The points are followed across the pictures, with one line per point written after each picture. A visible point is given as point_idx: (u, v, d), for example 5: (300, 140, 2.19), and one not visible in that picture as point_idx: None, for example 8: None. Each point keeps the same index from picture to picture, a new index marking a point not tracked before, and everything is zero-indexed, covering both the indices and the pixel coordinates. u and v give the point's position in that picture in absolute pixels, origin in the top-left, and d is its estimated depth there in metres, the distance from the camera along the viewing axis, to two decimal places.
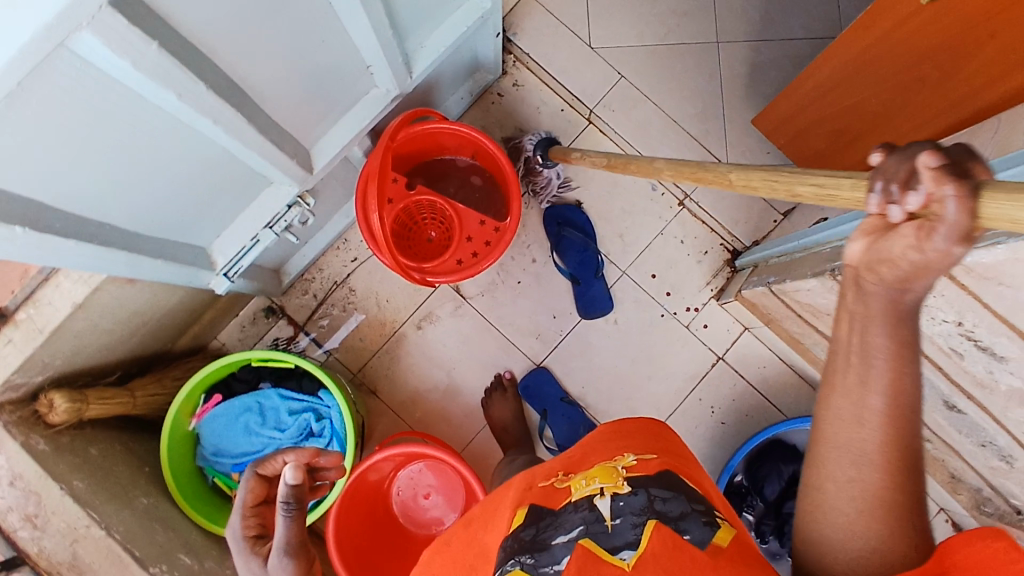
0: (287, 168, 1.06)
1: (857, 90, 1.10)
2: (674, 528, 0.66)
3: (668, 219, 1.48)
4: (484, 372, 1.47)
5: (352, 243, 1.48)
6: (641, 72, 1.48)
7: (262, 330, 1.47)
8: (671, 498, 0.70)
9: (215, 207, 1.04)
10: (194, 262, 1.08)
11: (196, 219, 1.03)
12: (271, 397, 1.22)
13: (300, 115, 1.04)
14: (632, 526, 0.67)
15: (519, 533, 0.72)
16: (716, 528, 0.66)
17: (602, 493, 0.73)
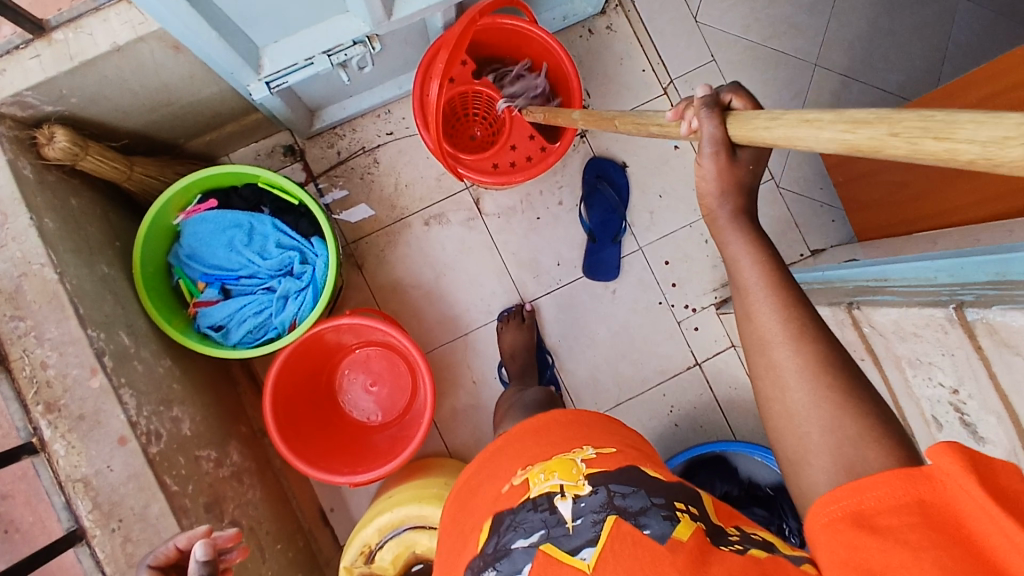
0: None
1: None
2: (633, 523, 0.65)
3: (701, 215, 1.47)
4: (471, 290, 1.45)
5: (394, 117, 1.45)
6: (733, 64, 1.45)
7: (275, 164, 1.43)
8: (630, 493, 0.68)
9: (284, 6, 0.99)
10: (244, 55, 1.04)
11: (263, 10, 0.98)
12: (264, 224, 1.17)
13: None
14: (592, 524, 0.66)
15: (484, 549, 0.70)
16: (676, 522, 0.65)
17: (563, 493, 0.70)
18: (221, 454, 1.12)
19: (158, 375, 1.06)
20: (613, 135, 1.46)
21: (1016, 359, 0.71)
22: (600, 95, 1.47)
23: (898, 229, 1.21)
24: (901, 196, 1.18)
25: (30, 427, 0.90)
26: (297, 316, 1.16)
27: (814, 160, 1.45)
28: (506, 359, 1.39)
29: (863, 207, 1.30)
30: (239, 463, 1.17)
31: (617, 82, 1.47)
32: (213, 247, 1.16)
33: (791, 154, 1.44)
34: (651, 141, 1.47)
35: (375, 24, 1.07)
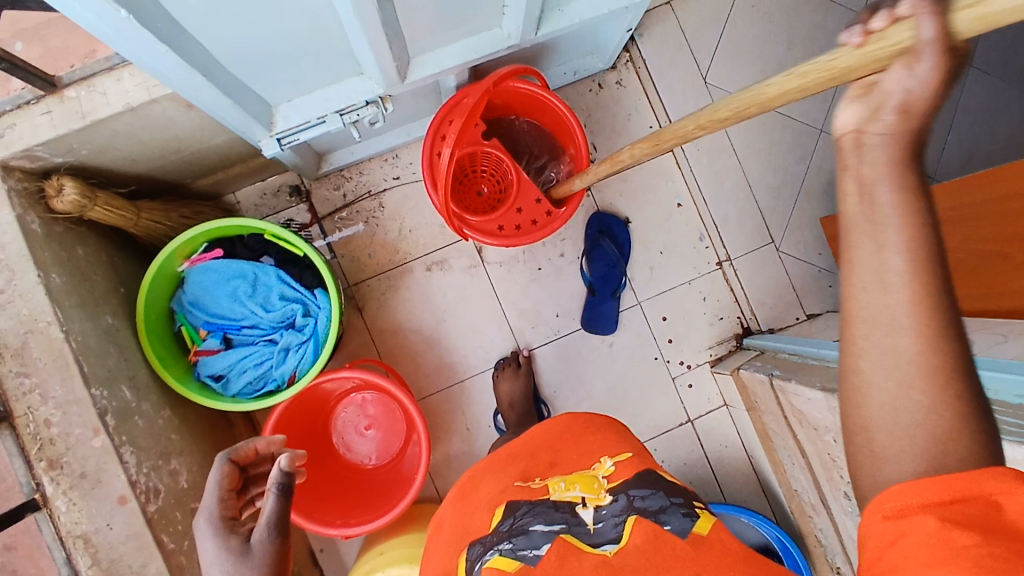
0: (385, 67, 1.02)
1: None
2: (654, 521, 0.69)
3: (701, 273, 1.48)
4: (470, 336, 1.46)
5: (401, 162, 1.46)
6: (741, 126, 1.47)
7: (280, 203, 1.44)
8: (649, 495, 0.72)
9: (299, 70, 1.00)
10: (257, 115, 1.04)
11: (280, 74, 0.99)
12: (268, 274, 1.18)
13: (423, 19, 1.00)
14: (615, 524, 0.70)
15: (497, 527, 0.73)
16: (695, 519, 0.69)
17: (584, 504, 0.74)
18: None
19: (158, 427, 1.07)
20: (617, 190, 1.48)
21: None
22: (608, 149, 1.48)
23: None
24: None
25: (32, 483, 0.91)
26: (297, 370, 1.16)
27: (814, 224, 1.46)
28: (501, 405, 1.40)
29: None
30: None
31: (624, 136, 1.48)
32: (216, 296, 1.17)
33: (792, 218, 1.46)
34: (655, 197, 1.48)
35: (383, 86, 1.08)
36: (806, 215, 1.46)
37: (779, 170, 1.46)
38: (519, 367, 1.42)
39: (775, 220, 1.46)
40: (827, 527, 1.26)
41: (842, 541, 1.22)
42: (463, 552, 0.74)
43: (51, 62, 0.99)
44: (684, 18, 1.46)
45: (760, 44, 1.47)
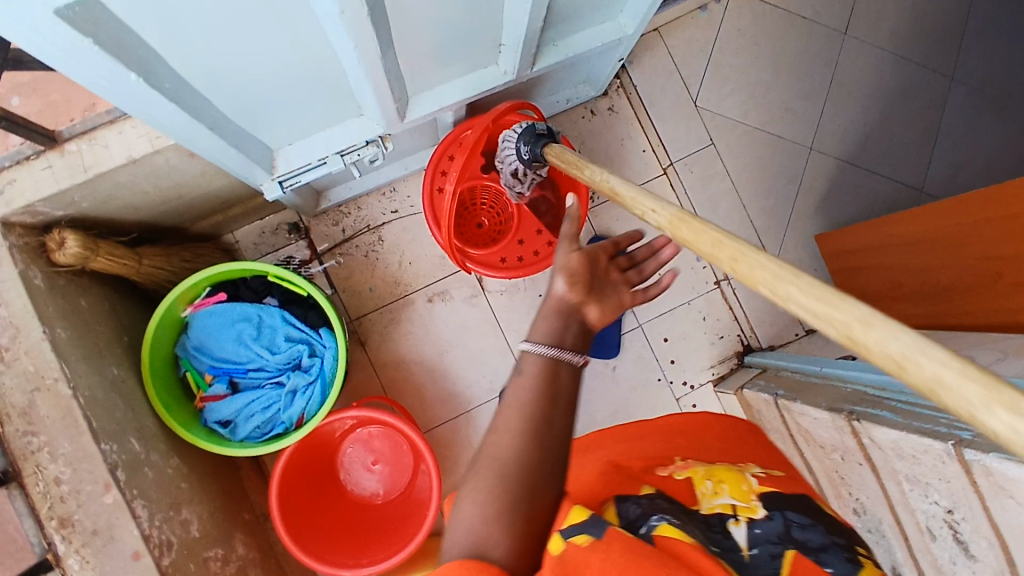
0: (386, 107, 1.03)
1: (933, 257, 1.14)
2: (814, 561, 0.60)
3: (699, 293, 1.50)
4: (473, 366, 1.46)
5: (398, 195, 1.46)
6: (733, 148, 1.49)
7: (279, 241, 1.44)
8: (809, 527, 0.63)
9: (301, 114, 1.00)
10: (259, 159, 1.04)
11: (284, 119, 0.99)
12: (272, 315, 1.17)
13: (422, 60, 1.02)
14: (772, 558, 0.61)
15: (653, 500, 0.67)
16: (862, 566, 0.59)
17: (737, 517, 0.66)
18: (226, 551, 1.12)
19: (167, 477, 1.06)
20: (614, 215, 1.49)
21: (1009, 501, 0.74)
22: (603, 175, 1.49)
23: (900, 323, 1.25)
24: (901, 293, 1.22)
25: (44, 542, 0.90)
26: (305, 411, 1.16)
27: (808, 242, 1.49)
28: None
29: (859, 294, 1.35)
30: (244, 555, 1.17)
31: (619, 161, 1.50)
32: (221, 339, 1.16)
33: (786, 236, 1.48)
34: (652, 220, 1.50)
35: (381, 125, 1.09)
36: (799, 233, 1.49)
37: (771, 190, 1.49)
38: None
39: (770, 239, 1.48)
40: None
41: None
42: (611, 505, 0.67)
43: (49, 116, 0.99)
44: (673, 45, 1.49)
45: (748, 68, 1.50)
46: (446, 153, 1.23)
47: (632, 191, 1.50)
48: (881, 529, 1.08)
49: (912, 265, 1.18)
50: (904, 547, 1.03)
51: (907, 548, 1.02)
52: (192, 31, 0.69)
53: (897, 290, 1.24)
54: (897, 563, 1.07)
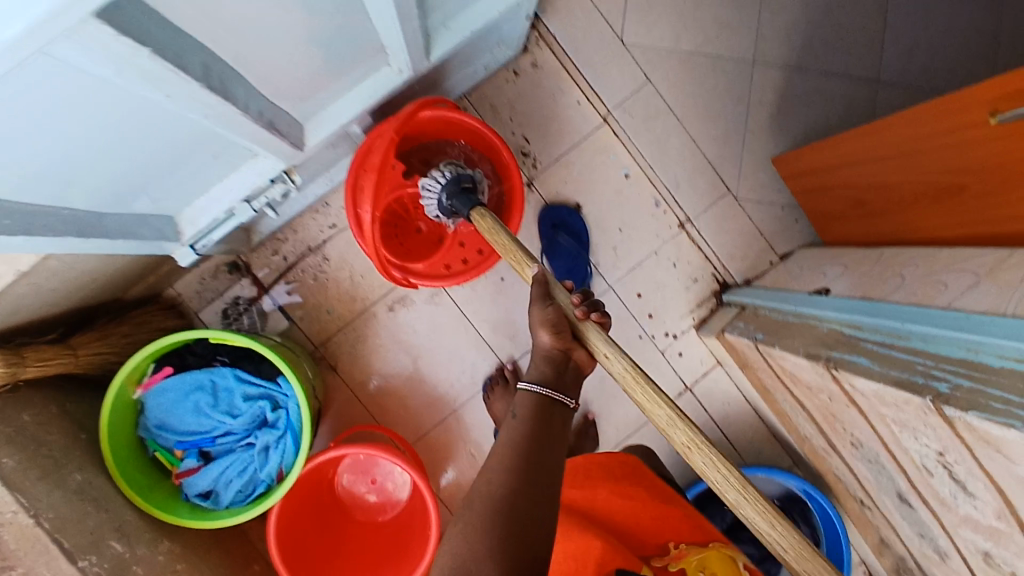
0: (277, 147, 0.94)
1: (888, 174, 1.06)
2: None
3: (664, 240, 1.43)
4: (450, 365, 1.43)
5: (333, 208, 1.38)
6: (673, 79, 1.39)
7: (221, 284, 1.38)
8: None
9: (186, 178, 0.92)
10: (159, 233, 0.98)
11: (170, 187, 0.91)
12: (225, 377, 1.13)
13: (310, 89, 0.92)
14: None
15: None
16: None
17: None
18: None
19: (160, 565, 1.04)
20: (561, 178, 1.41)
21: (996, 455, 0.70)
22: (541, 139, 1.40)
23: (868, 240, 1.18)
24: (864, 209, 1.16)
25: None
26: (283, 464, 1.14)
27: (767, 163, 1.41)
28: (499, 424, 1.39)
29: (827, 214, 1.28)
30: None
31: (555, 120, 1.40)
32: (180, 412, 1.13)
33: (744, 162, 1.40)
34: (601, 176, 1.41)
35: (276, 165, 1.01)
36: (756, 156, 1.40)
37: (720, 117, 1.39)
38: (508, 384, 1.39)
39: (726, 170, 1.40)
40: (842, 466, 1.26)
41: (859, 478, 1.22)
42: None
43: None
44: None
45: None
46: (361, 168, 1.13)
47: (574, 148, 1.40)
48: (879, 461, 1.06)
49: (869, 182, 1.11)
50: (904, 478, 1.01)
51: (908, 479, 1.00)
52: (20, 162, 0.61)
53: (862, 208, 1.16)
54: (901, 490, 1.06)
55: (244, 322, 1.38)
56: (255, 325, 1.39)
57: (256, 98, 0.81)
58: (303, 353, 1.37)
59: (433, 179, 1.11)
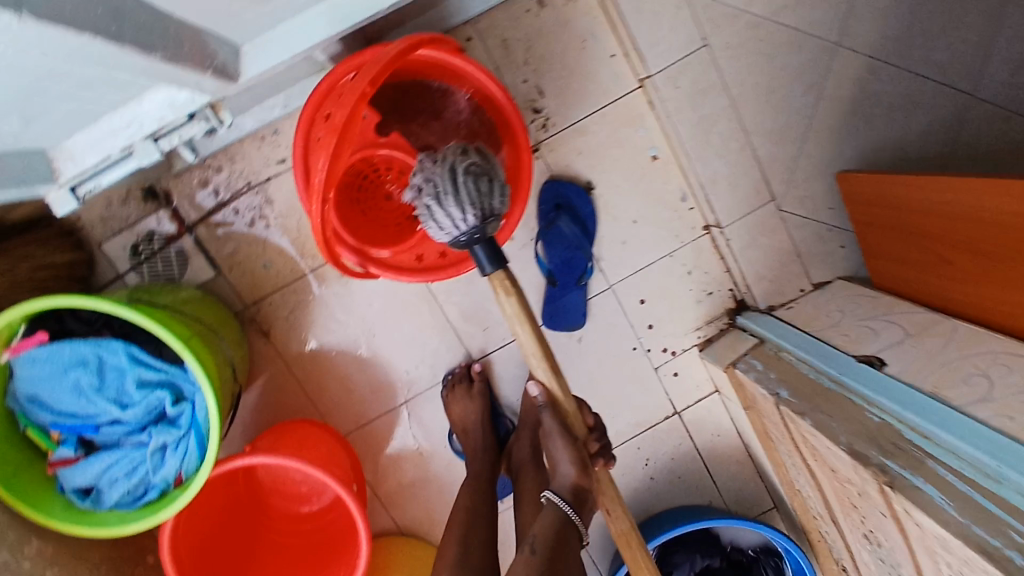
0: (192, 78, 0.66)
1: (977, 240, 0.86)
2: None
3: (683, 241, 1.19)
4: (407, 350, 1.19)
5: (284, 140, 1.08)
6: (734, 49, 1.10)
7: (132, 211, 1.08)
8: None
9: (54, 108, 0.63)
10: (23, 172, 0.70)
11: (26, 121, 0.63)
12: (118, 355, 0.88)
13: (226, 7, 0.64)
14: None
15: None
16: None
17: None
18: None
19: None
20: (575, 148, 1.14)
21: None
22: (559, 94, 1.11)
23: (932, 301, 0.99)
24: (936, 267, 0.96)
25: None
26: (183, 470, 0.91)
27: (826, 173, 1.15)
28: (456, 430, 1.19)
29: (887, 254, 1.08)
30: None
31: (580, 74, 1.12)
32: (57, 387, 0.87)
33: (798, 165, 1.14)
34: (624, 152, 1.15)
35: (197, 98, 0.73)
36: (815, 160, 1.14)
37: (781, 105, 1.12)
38: (472, 385, 1.18)
39: (776, 171, 1.14)
40: (837, 539, 1.10)
41: (854, 559, 1.07)
42: None
43: None
44: None
45: None
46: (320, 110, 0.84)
47: (595, 114, 1.14)
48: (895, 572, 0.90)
49: (953, 241, 0.91)
50: None
51: None
52: None
53: (933, 264, 0.97)
54: None
55: (159, 264, 1.09)
56: (172, 268, 1.10)
57: (129, 17, 0.54)
58: (227, 314, 1.10)
59: (446, 209, 0.79)
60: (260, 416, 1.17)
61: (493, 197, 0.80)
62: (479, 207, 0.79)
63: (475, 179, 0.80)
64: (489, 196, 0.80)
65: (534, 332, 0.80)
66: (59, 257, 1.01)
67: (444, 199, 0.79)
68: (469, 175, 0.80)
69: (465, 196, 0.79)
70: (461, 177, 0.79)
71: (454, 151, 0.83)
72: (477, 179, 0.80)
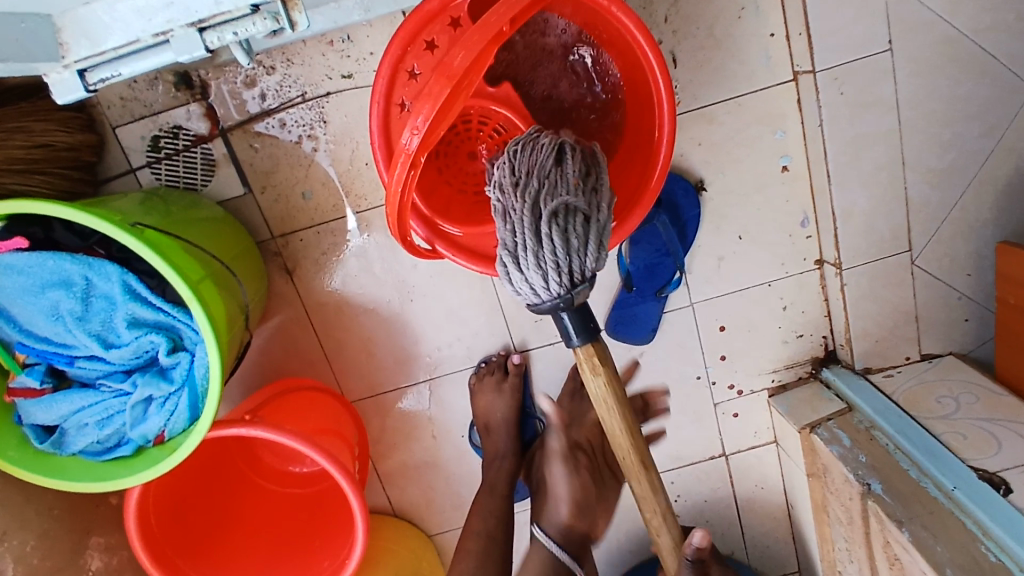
0: None
1: None
2: None
3: (789, 273, 1.02)
4: (444, 323, 1.03)
5: (355, 51, 0.89)
6: (920, 62, 0.89)
7: (159, 97, 0.89)
8: None
9: None
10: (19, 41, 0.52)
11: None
12: (110, 282, 0.71)
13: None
14: None
15: None
16: None
17: None
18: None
19: None
20: (695, 137, 0.95)
21: None
22: (694, 69, 0.91)
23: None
24: None
25: None
26: (167, 430, 0.75)
27: (978, 233, 0.95)
28: (478, 422, 1.03)
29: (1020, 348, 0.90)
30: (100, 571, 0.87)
31: (726, 49, 0.91)
32: (30, 305, 0.71)
33: (949, 218, 0.95)
34: (751, 155, 0.96)
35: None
36: (970, 217, 0.95)
37: (953, 143, 0.92)
38: (505, 379, 1.02)
39: (920, 218, 0.95)
40: None
41: None
42: None
43: None
44: None
45: None
46: (423, 33, 0.64)
47: (733, 101, 0.93)
48: None
49: None
50: None
51: None
52: None
53: None
54: None
55: (181, 164, 0.91)
56: (195, 176, 0.92)
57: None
58: (250, 245, 0.94)
59: (524, 275, 0.63)
60: (266, 358, 1.02)
61: (586, 257, 0.63)
62: (565, 272, 0.62)
63: (566, 236, 0.62)
64: (581, 254, 0.63)
65: (624, 419, 0.69)
66: (62, 137, 0.83)
67: (522, 259, 0.63)
68: (561, 226, 0.62)
69: (549, 259, 0.62)
70: (547, 234, 0.61)
71: (552, 176, 0.64)
72: (571, 231, 0.63)
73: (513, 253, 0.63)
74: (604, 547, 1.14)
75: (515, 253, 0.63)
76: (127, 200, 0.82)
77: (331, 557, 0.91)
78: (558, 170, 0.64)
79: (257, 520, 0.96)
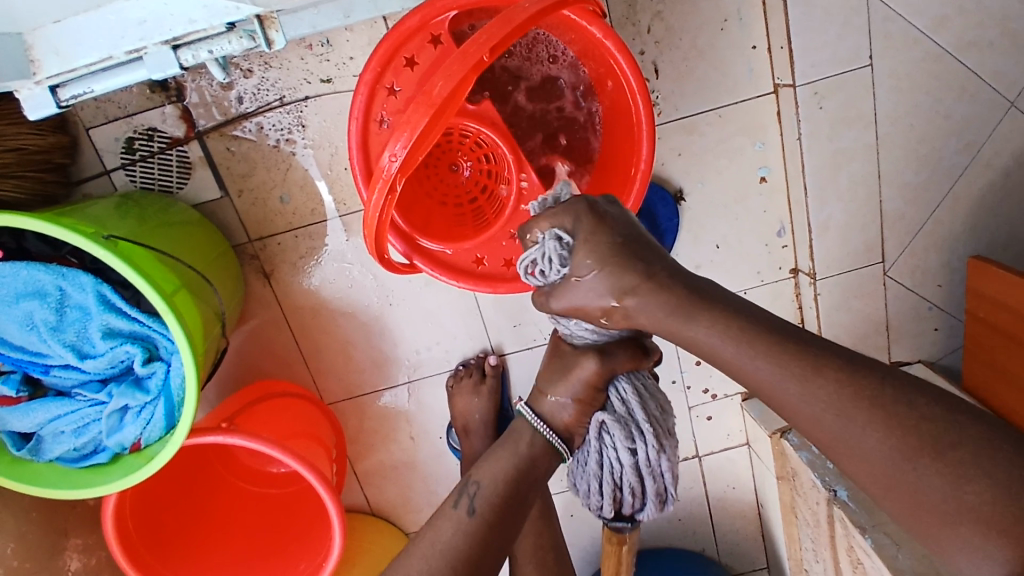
0: None
1: None
2: None
3: (764, 281, 1.04)
4: (424, 326, 1.03)
5: (335, 55, 0.89)
6: (900, 78, 0.91)
7: (134, 99, 0.88)
8: None
9: None
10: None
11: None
12: (84, 292, 0.70)
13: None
14: None
15: None
16: None
17: None
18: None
19: None
20: (676, 146, 0.96)
21: None
22: (676, 79, 0.93)
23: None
24: None
25: None
26: (143, 438, 0.74)
27: (948, 248, 0.98)
28: (456, 423, 1.03)
29: (986, 362, 0.94)
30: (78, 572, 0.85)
31: (708, 60, 0.92)
32: (3, 314, 0.70)
33: (921, 232, 0.98)
34: (730, 164, 0.97)
35: (239, 7, 0.55)
36: (941, 231, 0.98)
37: (928, 159, 0.94)
38: (482, 381, 1.02)
39: (894, 231, 0.98)
40: None
41: None
42: None
43: None
44: None
45: None
46: (401, 51, 0.64)
47: (713, 112, 0.95)
48: None
49: None
50: None
51: None
52: None
53: None
54: None
55: (156, 167, 0.90)
56: (170, 178, 0.91)
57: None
58: (227, 249, 0.93)
59: (639, 478, 0.68)
60: (242, 360, 1.02)
61: (648, 504, 0.69)
62: (648, 492, 0.69)
63: (658, 475, 0.68)
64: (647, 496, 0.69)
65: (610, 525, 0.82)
66: (33, 139, 0.82)
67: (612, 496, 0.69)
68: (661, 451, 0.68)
69: (651, 485, 0.68)
70: (661, 466, 0.67)
71: (609, 473, 0.68)
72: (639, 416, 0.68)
73: (647, 471, 0.67)
74: (580, 545, 1.15)
75: (644, 471, 0.67)
76: (101, 205, 0.81)
77: (308, 558, 0.91)
78: (609, 453, 0.68)
79: (228, 521, 0.96)
